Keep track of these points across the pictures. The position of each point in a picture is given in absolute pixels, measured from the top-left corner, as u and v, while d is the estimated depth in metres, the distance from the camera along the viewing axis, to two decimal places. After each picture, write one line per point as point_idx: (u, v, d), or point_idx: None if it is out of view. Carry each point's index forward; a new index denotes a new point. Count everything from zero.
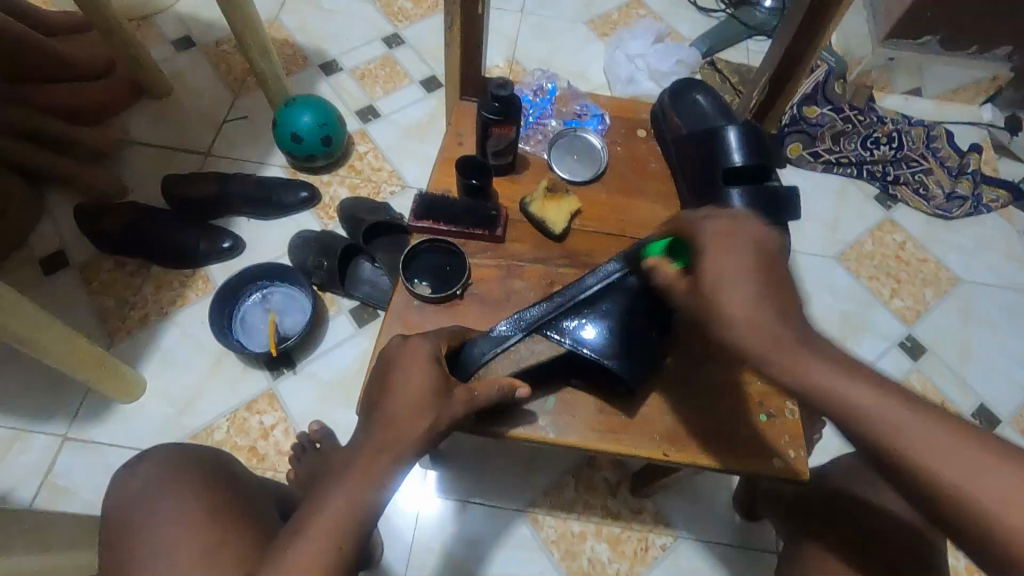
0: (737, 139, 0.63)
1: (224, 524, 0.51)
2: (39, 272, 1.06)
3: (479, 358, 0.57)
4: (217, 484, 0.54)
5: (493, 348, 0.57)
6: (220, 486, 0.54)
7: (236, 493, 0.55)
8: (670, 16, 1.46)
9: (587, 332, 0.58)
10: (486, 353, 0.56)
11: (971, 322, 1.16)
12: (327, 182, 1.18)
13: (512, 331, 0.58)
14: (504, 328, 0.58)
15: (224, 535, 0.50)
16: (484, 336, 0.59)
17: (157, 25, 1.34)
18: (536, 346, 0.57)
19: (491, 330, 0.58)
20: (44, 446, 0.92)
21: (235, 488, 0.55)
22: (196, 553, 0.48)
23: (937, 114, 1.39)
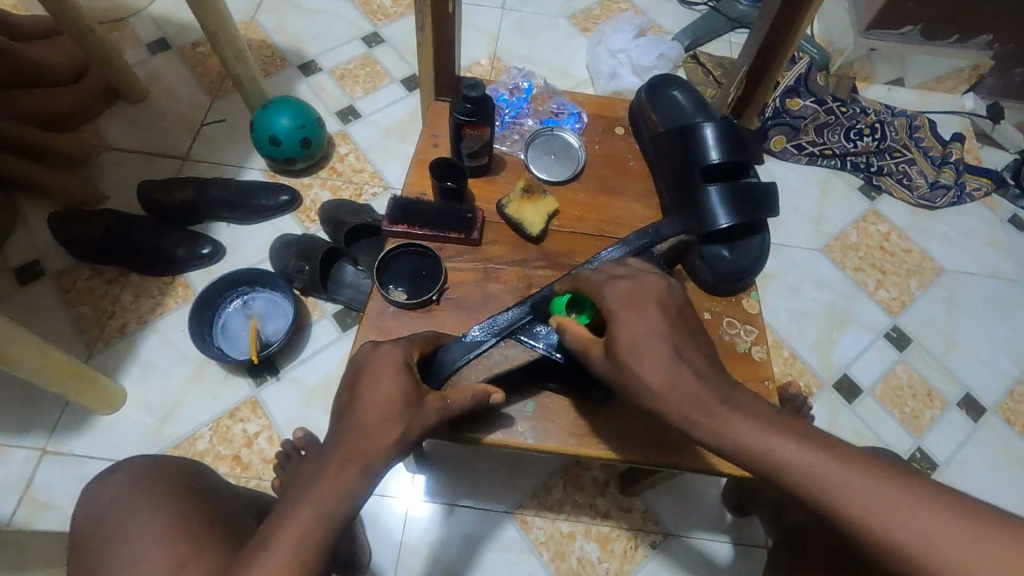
0: (715, 136, 0.63)
1: (196, 537, 0.49)
2: (14, 282, 1.04)
3: (452, 364, 0.55)
4: (191, 496, 0.53)
5: (466, 353, 0.55)
6: (194, 499, 0.53)
7: (211, 505, 0.54)
8: (652, 10, 1.45)
9: None
10: (459, 359, 0.55)
11: (956, 311, 1.16)
12: (307, 184, 1.17)
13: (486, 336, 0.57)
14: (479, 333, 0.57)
15: (195, 552, 0.49)
16: (458, 341, 0.57)
17: (131, 27, 1.32)
18: (511, 351, 0.57)
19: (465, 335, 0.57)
20: (22, 460, 0.91)
21: (207, 502, 0.54)
22: (166, 568, 0.47)
23: (919, 103, 1.39)
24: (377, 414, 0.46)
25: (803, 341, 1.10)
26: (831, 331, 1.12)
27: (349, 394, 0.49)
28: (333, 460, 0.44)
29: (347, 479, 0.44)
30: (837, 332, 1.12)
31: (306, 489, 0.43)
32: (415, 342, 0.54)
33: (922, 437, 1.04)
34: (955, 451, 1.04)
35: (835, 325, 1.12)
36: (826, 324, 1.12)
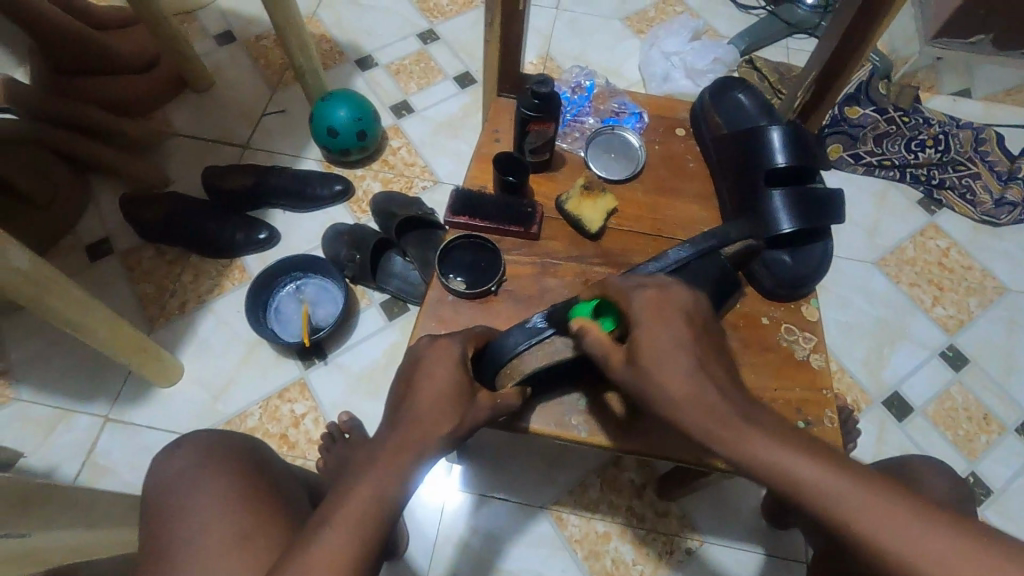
0: (781, 139, 0.62)
1: (257, 512, 0.52)
2: (84, 258, 1.10)
3: (512, 350, 0.55)
4: (252, 471, 0.56)
5: (527, 339, 0.55)
6: (255, 474, 0.55)
7: (270, 481, 0.56)
8: (708, 13, 1.43)
9: None
10: (519, 344, 0.55)
11: (1018, 333, 1.11)
12: (361, 176, 1.20)
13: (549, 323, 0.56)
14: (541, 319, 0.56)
15: (256, 522, 0.51)
16: (520, 327, 0.57)
17: (199, 19, 1.37)
18: (572, 340, 0.55)
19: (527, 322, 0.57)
20: (86, 426, 0.95)
21: (267, 476, 0.56)
22: (230, 538, 0.49)
23: (986, 116, 1.34)
24: (437, 399, 0.48)
25: (853, 356, 1.08)
26: (883, 346, 1.08)
27: (405, 380, 0.50)
28: (392, 442, 0.45)
29: (404, 462, 0.44)
30: (889, 348, 1.09)
31: (366, 467, 0.43)
32: (469, 337, 0.55)
33: (976, 461, 1.00)
34: (1011, 478, 1.00)
35: (887, 340, 1.09)
36: (877, 339, 1.09)
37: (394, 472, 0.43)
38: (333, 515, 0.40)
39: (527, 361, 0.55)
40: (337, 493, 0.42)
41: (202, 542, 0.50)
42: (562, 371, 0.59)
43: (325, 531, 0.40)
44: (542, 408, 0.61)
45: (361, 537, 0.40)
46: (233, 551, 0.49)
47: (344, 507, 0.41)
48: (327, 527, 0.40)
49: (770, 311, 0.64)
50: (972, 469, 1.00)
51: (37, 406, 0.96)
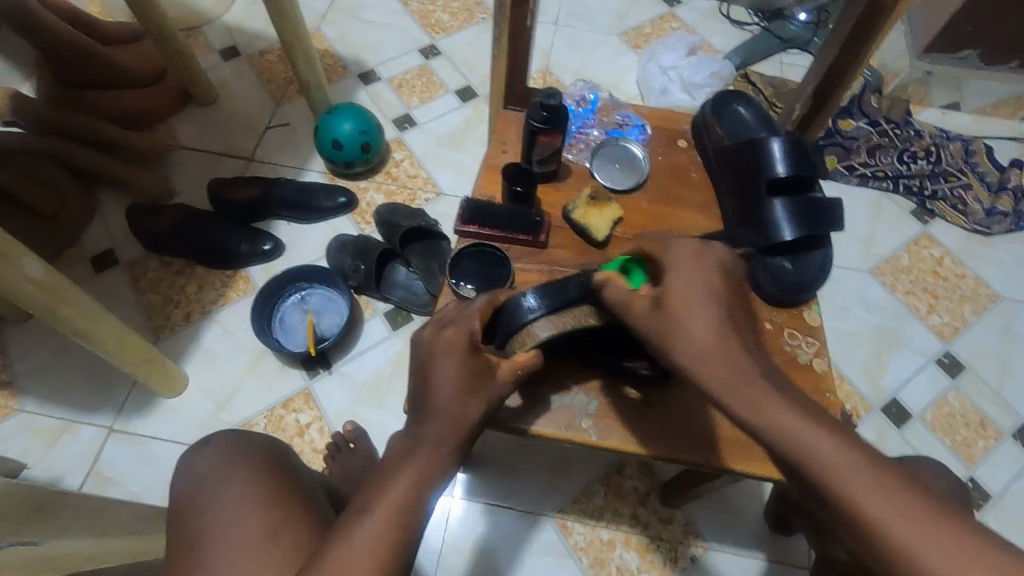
0: (781, 150, 0.65)
1: (284, 509, 0.53)
2: (90, 268, 1.10)
3: (518, 321, 0.55)
4: (273, 471, 0.57)
5: (533, 312, 0.55)
6: (280, 473, 0.57)
7: (290, 482, 0.57)
8: (703, 29, 1.47)
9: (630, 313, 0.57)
10: (524, 317, 0.55)
11: (1012, 341, 1.13)
12: (364, 188, 1.21)
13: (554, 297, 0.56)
14: (549, 292, 0.56)
15: (277, 522, 0.52)
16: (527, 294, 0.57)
17: (205, 35, 1.39)
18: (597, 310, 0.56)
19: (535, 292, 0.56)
20: (91, 436, 0.95)
21: (287, 477, 0.57)
22: (259, 533, 0.51)
23: (976, 128, 1.37)
24: (454, 398, 0.48)
25: (852, 363, 1.09)
26: (880, 354, 1.10)
27: (416, 377, 0.50)
28: (424, 448, 0.47)
29: (437, 459, 0.47)
30: (887, 354, 1.10)
31: (401, 463, 0.46)
32: (477, 311, 0.54)
33: (975, 467, 1.02)
34: (1009, 483, 1.01)
35: (885, 348, 1.11)
36: (874, 345, 1.11)
37: (424, 468, 0.46)
38: (372, 504, 0.43)
39: (537, 333, 0.55)
40: (373, 487, 0.45)
41: (225, 542, 0.51)
42: (560, 349, 0.60)
43: (365, 515, 0.42)
44: (551, 410, 0.62)
45: (395, 528, 0.42)
46: (255, 550, 0.50)
47: (376, 502, 0.43)
48: (365, 514, 0.43)
49: (774, 316, 0.65)
50: (971, 474, 1.01)
51: (42, 416, 0.96)
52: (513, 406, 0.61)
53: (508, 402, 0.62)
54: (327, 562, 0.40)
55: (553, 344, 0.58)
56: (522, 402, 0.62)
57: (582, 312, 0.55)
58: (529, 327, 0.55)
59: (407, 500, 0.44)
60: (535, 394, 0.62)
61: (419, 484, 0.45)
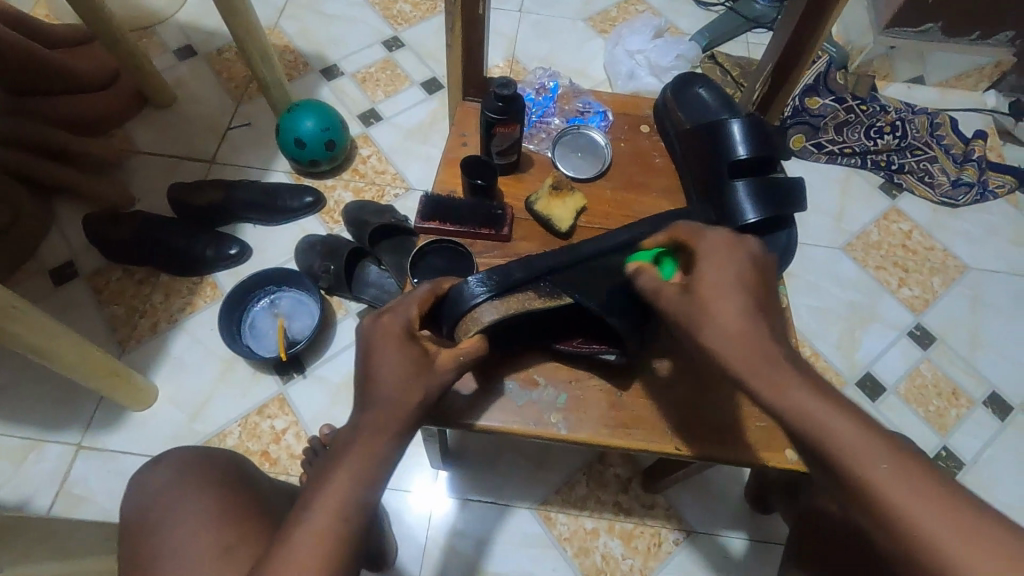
0: (741, 131, 0.64)
1: (240, 523, 0.52)
2: (49, 282, 1.07)
3: (464, 308, 0.55)
4: (229, 484, 0.56)
5: (477, 299, 0.55)
6: (236, 486, 0.56)
7: (248, 491, 0.56)
8: (669, 11, 1.46)
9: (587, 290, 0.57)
10: (469, 304, 0.54)
11: (981, 310, 1.15)
12: (331, 186, 1.19)
13: (497, 284, 0.55)
14: (491, 280, 0.55)
15: (234, 536, 0.51)
16: (468, 282, 0.55)
17: (158, 35, 1.35)
18: (545, 292, 0.57)
19: (476, 280, 0.55)
20: (59, 454, 0.93)
21: (246, 487, 0.57)
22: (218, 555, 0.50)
23: (940, 101, 1.38)
24: (404, 386, 0.47)
25: (826, 341, 1.10)
26: (853, 329, 1.11)
27: (362, 370, 0.49)
28: (388, 451, 0.46)
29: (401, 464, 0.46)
30: (860, 329, 1.11)
31: (363, 463, 0.45)
32: (418, 298, 0.54)
33: (947, 436, 1.03)
34: (981, 450, 1.03)
35: (859, 323, 1.12)
36: (848, 322, 1.12)
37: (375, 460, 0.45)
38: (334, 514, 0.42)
39: (483, 317, 0.54)
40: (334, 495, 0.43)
41: (180, 562, 0.50)
42: (507, 333, 0.60)
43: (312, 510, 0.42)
44: (518, 407, 0.61)
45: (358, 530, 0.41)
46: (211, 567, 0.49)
47: (325, 496, 0.42)
48: (312, 509, 0.42)
49: None
50: (944, 444, 1.03)
51: (6, 436, 0.94)
52: (466, 396, 0.61)
53: (463, 391, 0.61)
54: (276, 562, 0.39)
55: (501, 326, 0.58)
56: (489, 396, 0.61)
57: (530, 294, 0.56)
58: (474, 311, 0.55)
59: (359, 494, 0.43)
60: (499, 387, 0.62)
61: (369, 476, 0.44)
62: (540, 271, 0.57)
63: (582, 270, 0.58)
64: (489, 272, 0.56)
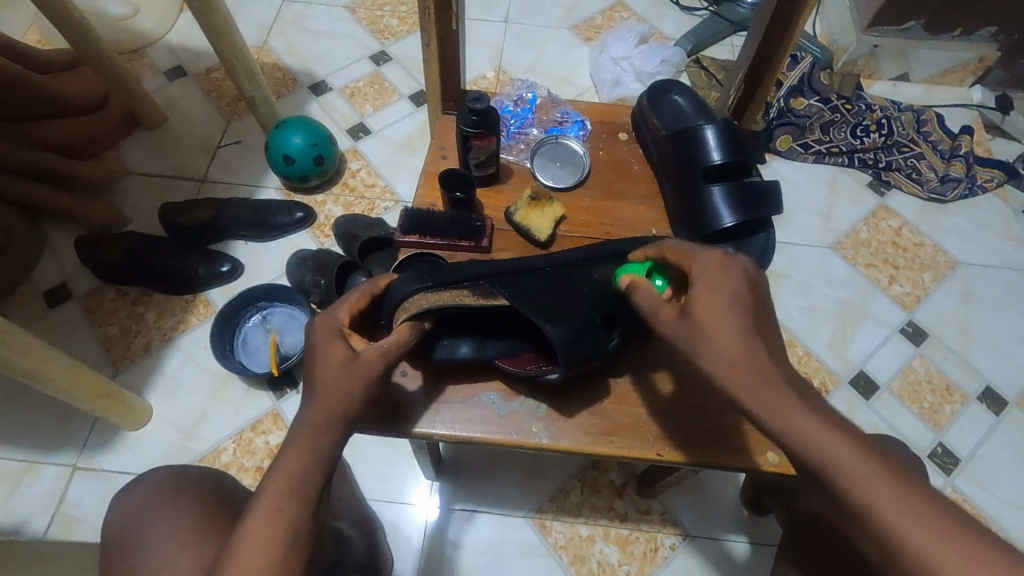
0: (715, 137, 0.66)
1: (217, 536, 0.54)
2: (44, 304, 1.08)
3: (398, 300, 0.56)
4: (206, 499, 0.58)
5: (407, 294, 0.55)
6: (215, 500, 0.58)
7: (227, 506, 0.58)
8: (653, 17, 1.47)
9: (528, 290, 0.56)
10: (401, 299, 0.56)
11: (973, 304, 1.15)
12: (321, 201, 1.20)
13: (427, 281, 0.55)
14: (422, 278, 0.56)
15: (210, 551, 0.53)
16: (400, 278, 0.57)
17: (148, 56, 1.36)
18: (481, 290, 0.56)
19: (405, 279, 0.56)
20: (55, 476, 0.94)
21: (226, 501, 0.58)
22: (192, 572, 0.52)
23: (925, 98, 1.39)
24: (335, 374, 0.48)
25: (818, 341, 1.10)
26: (844, 328, 1.11)
27: (312, 375, 0.49)
28: None
29: None
30: (851, 328, 1.11)
31: None
32: (350, 300, 0.55)
33: (942, 432, 1.03)
34: (977, 446, 1.03)
35: (850, 322, 1.12)
36: (839, 321, 1.12)
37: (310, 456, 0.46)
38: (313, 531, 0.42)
39: (413, 306, 0.55)
40: (316, 512, 0.44)
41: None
42: (450, 322, 0.62)
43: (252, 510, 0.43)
44: (501, 417, 0.61)
45: None
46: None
47: (262, 494, 0.43)
48: (263, 513, 0.43)
49: None
50: (940, 440, 1.03)
51: (2, 460, 0.94)
52: (416, 391, 0.62)
53: (406, 384, 0.62)
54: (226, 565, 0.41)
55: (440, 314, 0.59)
56: (471, 408, 0.62)
57: (462, 290, 0.56)
58: (407, 302, 0.56)
59: (296, 486, 0.44)
60: (481, 397, 0.62)
61: (308, 474, 0.45)
62: (477, 271, 0.56)
63: (524, 269, 0.57)
64: (422, 270, 0.56)
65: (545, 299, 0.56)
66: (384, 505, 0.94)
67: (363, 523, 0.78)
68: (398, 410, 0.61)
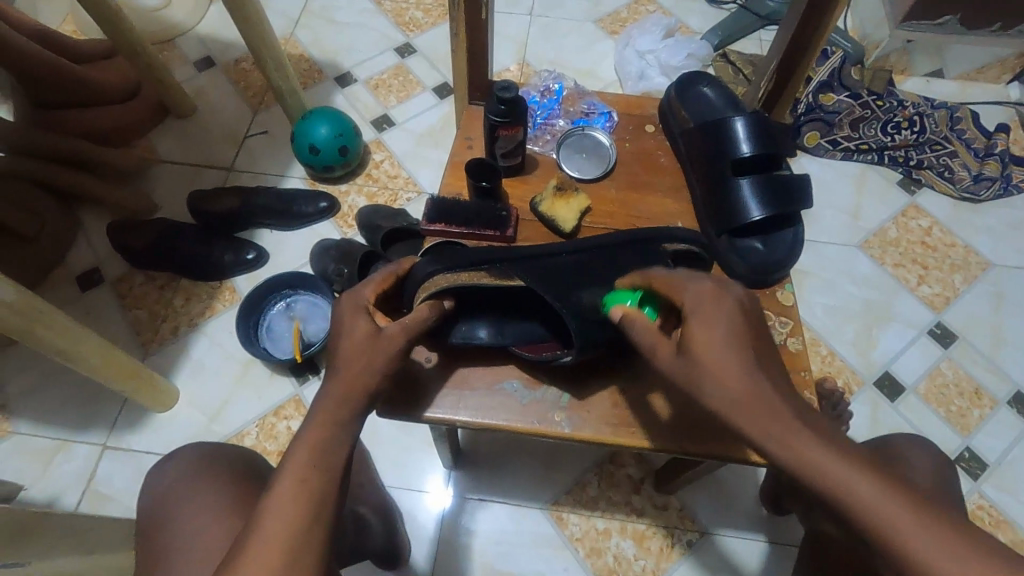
0: (745, 129, 0.65)
1: (244, 516, 0.56)
2: (76, 288, 1.11)
3: (422, 281, 0.57)
4: (233, 479, 0.59)
5: (428, 275, 0.56)
6: (242, 481, 0.60)
7: (253, 486, 0.60)
8: (680, 11, 1.45)
9: (547, 277, 0.57)
10: (424, 279, 0.57)
11: (1004, 307, 1.12)
12: (345, 191, 1.21)
13: (447, 267, 0.57)
14: (442, 264, 0.57)
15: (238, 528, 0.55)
16: (424, 262, 0.58)
17: (179, 47, 1.39)
18: (501, 275, 0.56)
19: (426, 264, 0.57)
20: (85, 454, 0.96)
21: (253, 482, 0.60)
22: (220, 549, 0.53)
23: (960, 95, 1.35)
24: (356, 348, 0.49)
25: (842, 340, 1.08)
26: (870, 328, 1.10)
27: (338, 356, 0.50)
28: None
29: None
30: (877, 328, 1.10)
31: None
32: (376, 281, 0.56)
33: (970, 437, 1.01)
34: (1005, 451, 1.00)
35: (876, 322, 1.10)
36: (864, 320, 1.10)
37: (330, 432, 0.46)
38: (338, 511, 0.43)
39: (433, 287, 0.56)
40: (342, 494, 0.44)
41: (188, 552, 0.54)
42: (471, 306, 0.63)
43: (276, 484, 0.42)
44: (522, 405, 0.61)
45: None
46: (216, 557, 0.53)
47: (286, 468, 0.43)
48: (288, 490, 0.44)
49: None
50: (967, 444, 1.01)
51: (36, 437, 0.97)
52: (429, 367, 0.62)
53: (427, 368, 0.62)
54: (252, 536, 0.40)
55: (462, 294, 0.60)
56: (493, 395, 0.62)
57: (482, 273, 0.56)
58: (429, 283, 0.57)
59: (321, 459, 0.44)
60: (504, 384, 0.63)
61: (332, 451, 0.45)
62: (497, 256, 0.57)
63: (543, 257, 0.58)
64: (444, 257, 0.57)
65: (563, 283, 0.57)
66: (402, 493, 0.95)
67: (383, 509, 0.79)
68: (423, 395, 0.61)
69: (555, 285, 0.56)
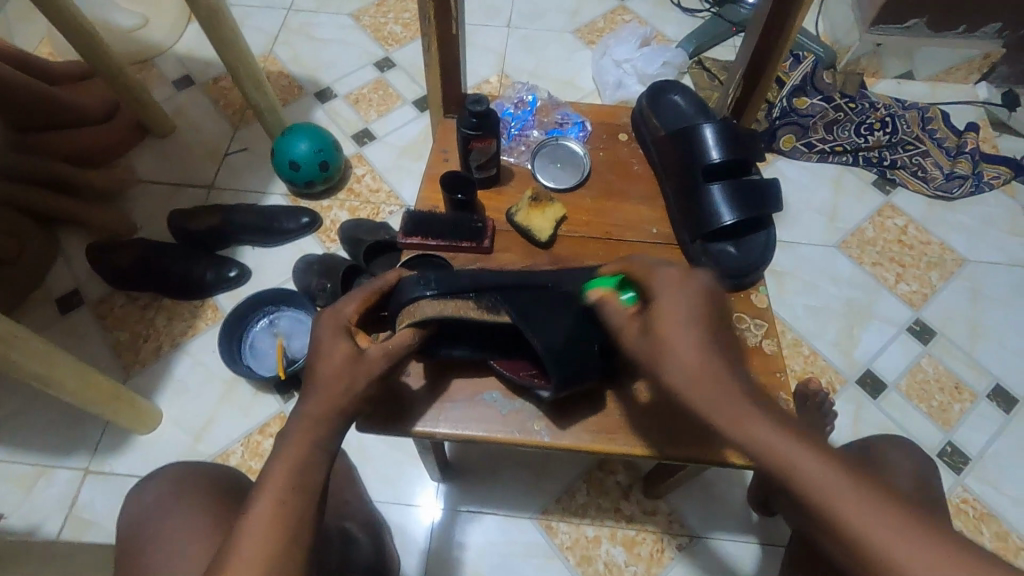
0: (714, 136, 0.67)
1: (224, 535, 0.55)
2: (56, 310, 1.10)
3: (408, 300, 0.55)
4: (213, 499, 0.59)
5: (416, 296, 0.55)
6: (222, 500, 0.59)
7: (234, 505, 0.59)
8: (655, 19, 1.47)
9: (537, 314, 0.55)
10: (410, 299, 0.55)
11: (981, 302, 1.14)
12: (327, 206, 1.21)
13: (433, 290, 0.55)
14: (431, 289, 0.55)
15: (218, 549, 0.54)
16: (413, 279, 0.56)
17: (158, 67, 1.39)
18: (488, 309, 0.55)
19: (414, 283, 0.56)
20: (67, 479, 0.95)
21: (234, 501, 0.60)
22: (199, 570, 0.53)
23: (931, 95, 1.38)
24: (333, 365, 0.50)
25: (824, 339, 1.10)
26: (850, 327, 1.11)
27: (315, 373, 0.50)
28: None
29: None
30: (857, 326, 1.11)
31: None
32: (357, 298, 0.56)
33: (952, 431, 1.02)
34: (986, 445, 1.01)
35: (857, 320, 1.12)
36: (845, 320, 1.12)
37: (308, 449, 0.46)
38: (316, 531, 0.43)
39: (417, 312, 0.54)
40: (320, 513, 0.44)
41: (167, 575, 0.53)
42: (454, 335, 0.61)
43: (254, 505, 0.42)
44: (503, 415, 0.62)
45: None
46: None
47: (264, 489, 0.43)
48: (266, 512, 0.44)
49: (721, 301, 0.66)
50: (949, 438, 1.02)
51: (16, 463, 0.96)
52: (409, 381, 0.63)
53: (409, 383, 0.63)
54: (227, 560, 0.40)
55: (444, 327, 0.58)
56: (474, 405, 0.62)
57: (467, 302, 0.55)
58: (416, 304, 0.55)
59: (300, 478, 0.44)
60: (483, 396, 0.63)
61: (309, 470, 0.45)
62: (483, 285, 0.55)
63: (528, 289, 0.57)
64: (433, 279, 0.56)
65: (552, 318, 0.55)
66: (390, 507, 0.95)
67: (370, 524, 0.79)
68: (404, 409, 0.61)
69: (543, 322, 0.55)
